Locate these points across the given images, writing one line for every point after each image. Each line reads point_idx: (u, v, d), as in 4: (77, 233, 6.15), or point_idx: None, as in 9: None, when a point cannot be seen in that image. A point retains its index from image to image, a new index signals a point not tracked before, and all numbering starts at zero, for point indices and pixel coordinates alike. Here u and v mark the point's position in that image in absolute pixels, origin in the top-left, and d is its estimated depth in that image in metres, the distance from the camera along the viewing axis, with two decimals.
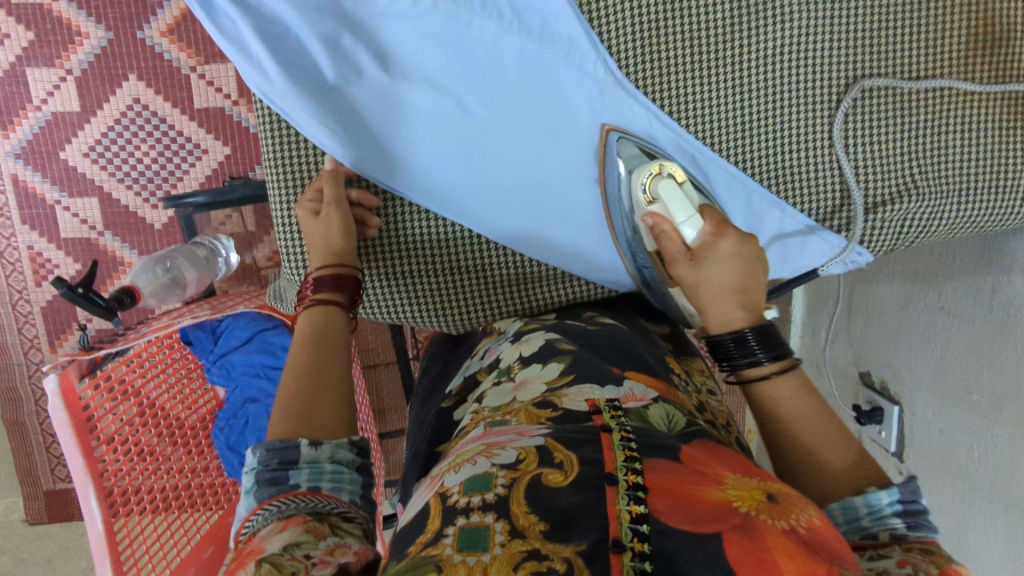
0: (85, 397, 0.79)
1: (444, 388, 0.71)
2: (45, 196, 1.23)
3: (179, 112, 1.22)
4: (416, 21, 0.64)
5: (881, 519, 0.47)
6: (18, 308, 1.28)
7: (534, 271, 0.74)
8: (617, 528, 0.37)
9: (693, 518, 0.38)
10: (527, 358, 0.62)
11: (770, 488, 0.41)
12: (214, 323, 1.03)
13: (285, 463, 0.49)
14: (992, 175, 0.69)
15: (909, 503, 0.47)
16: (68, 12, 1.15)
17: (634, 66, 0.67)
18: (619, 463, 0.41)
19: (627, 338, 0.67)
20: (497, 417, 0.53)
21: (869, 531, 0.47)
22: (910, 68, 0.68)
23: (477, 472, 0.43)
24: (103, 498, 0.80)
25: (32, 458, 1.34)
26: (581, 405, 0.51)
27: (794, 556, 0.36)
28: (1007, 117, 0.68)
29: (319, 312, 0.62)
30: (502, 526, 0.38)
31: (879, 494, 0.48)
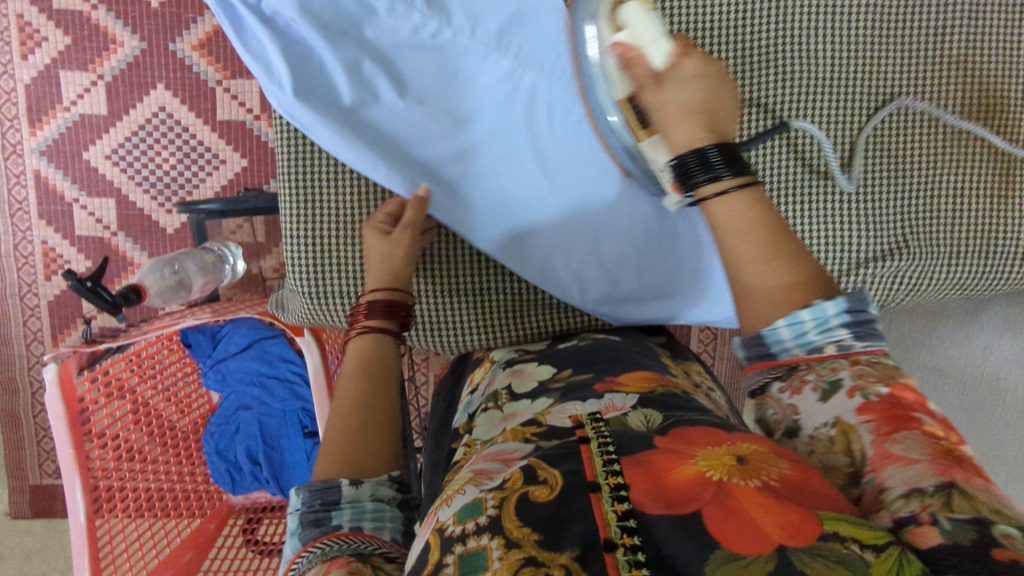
0: (81, 391, 0.80)
1: (452, 424, 0.69)
2: (64, 193, 1.26)
3: (201, 122, 1.26)
4: (433, 54, 0.68)
5: (828, 330, 0.49)
6: (25, 300, 1.30)
7: (537, 298, 0.76)
8: (607, 529, 0.39)
9: (670, 502, 0.39)
10: (517, 393, 0.63)
11: (739, 451, 0.43)
12: (215, 327, 1.03)
13: (328, 504, 0.50)
14: (976, 240, 0.72)
15: (856, 312, 0.49)
16: (105, 20, 1.20)
17: None
18: (598, 470, 0.43)
19: (614, 348, 0.69)
20: (490, 443, 0.54)
21: (818, 345, 0.49)
22: (904, 130, 0.70)
23: (468, 499, 0.44)
24: (88, 491, 0.80)
25: (24, 450, 1.35)
26: (564, 421, 0.52)
27: (768, 508, 0.38)
28: (991, 187, 0.72)
29: (370, 340, 0.63)
30: (498, 542, 0.39)
31: (826, 308, 0.48)
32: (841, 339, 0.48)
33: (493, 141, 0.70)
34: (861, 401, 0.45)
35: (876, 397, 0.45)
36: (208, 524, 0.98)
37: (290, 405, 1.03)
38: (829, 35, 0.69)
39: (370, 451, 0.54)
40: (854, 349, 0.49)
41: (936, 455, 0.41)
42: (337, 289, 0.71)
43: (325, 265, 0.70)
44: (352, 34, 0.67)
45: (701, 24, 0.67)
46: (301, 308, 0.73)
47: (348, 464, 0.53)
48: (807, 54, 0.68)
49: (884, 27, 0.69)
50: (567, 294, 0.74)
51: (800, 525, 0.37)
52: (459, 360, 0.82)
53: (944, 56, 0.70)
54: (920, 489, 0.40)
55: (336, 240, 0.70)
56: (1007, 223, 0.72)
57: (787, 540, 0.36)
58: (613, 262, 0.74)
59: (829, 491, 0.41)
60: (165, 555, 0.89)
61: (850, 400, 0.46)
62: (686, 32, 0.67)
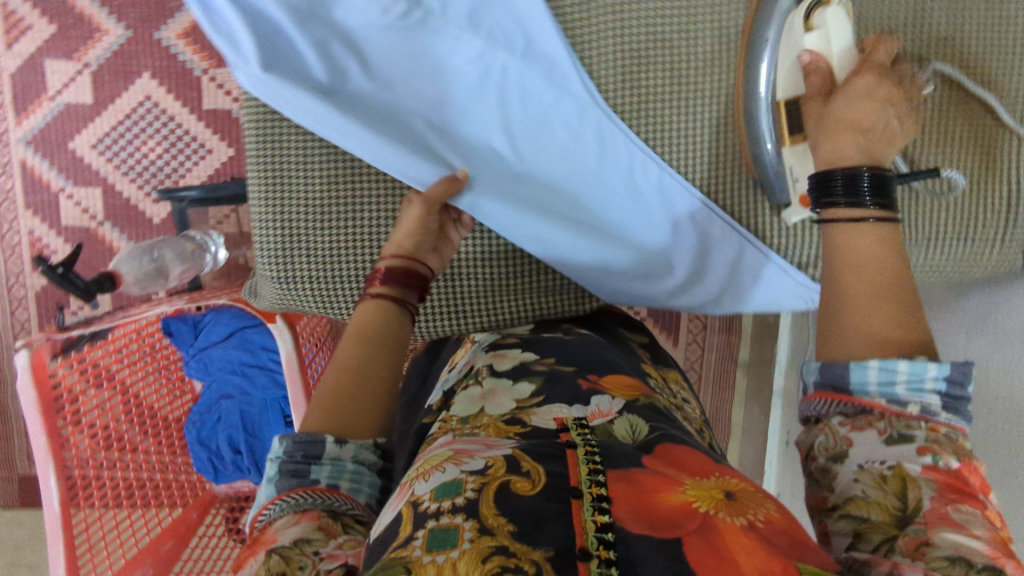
0: (56, 377, 0.80)
1: (425, 403, 0.68)
2: (50, 183, 1.26)
3: (187, 111, 1.24)
4: (402, 33, 0.67)
5: (920, 389, 0.45)
6: (13, 291, 1.30)
7: (530, 277, 0.74)
8: (584, 538, 0.37)
9: (653, 524, 0.38)
10: (499, 371, 0.61)
11: (728, 486, 0.42)
12: (196, 316, 1.02)
13: (309, 457, 0.48)
14: (957, 225, 0.68)
15: (955, 384, 0.46)
16: (91, 9, 1.20)
17: (613, 90, 0.68)
18: (583, 477, 0.41)
19: (597, 347, 0.67)
20: (466, 429, 0.52)
21: (901, 399, 0.45)
22: None
23: (447, 478, 0.43)
24: (62, 480, 0.80)
25: (14, 441, 1.34)
26: (548, 423, 0.50)
27: (754, 551, 0.36)
28: (971, 167, 0.67)
29: (373, 307, 0.59)
30: (470, 525, 0.38)
31: (926, 368, 0.45)
32: (928, 403, 0.45)
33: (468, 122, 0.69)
34: (928, 462, 0.42)
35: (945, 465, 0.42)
36: (190, 513, 0.96)
37: (271, 392, 1.03)
38: None
39: (359, 416, 0.52)
40: (937, 417, 0.45)
41: (995, 544, 0.38)
42: (306, 274, 0.70)
43: (295, 250, 0.70)
44: (325, 21, 0.67)
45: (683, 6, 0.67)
46: (271, 293, 0.72)
47: (335, 425, 0.51)
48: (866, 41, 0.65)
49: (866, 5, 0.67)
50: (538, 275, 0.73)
51: (781, 574, 0.35)
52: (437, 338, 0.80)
53: (929, 31, 0.66)
54: (968, 560, 0.36)
55: (306, 225, 0.69)
56: (997, 206, 0.67)
57: None
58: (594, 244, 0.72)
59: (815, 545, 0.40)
60: (144, 544, 0.88)
61: (917, 457, 0.42)
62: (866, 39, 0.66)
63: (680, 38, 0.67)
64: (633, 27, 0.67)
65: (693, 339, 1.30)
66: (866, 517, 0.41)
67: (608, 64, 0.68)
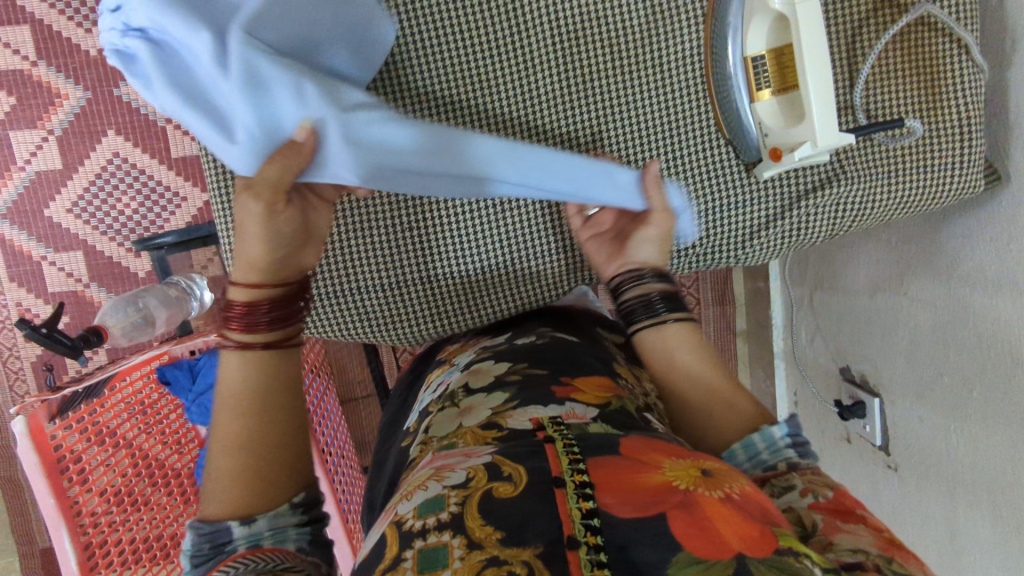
0: (55, 439, 0.81)
1: (403, 425, 0.67)
2: (31, 253, 1.24)
3: (157, 163, 1.23)
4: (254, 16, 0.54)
5: (778, 451, 0.53)
6: (8, 366, 1.26)
7: (484, 271, 0.74)
8: (570, 526, 0.36)
9: (637, 505, 0.37)
10: (473, 388, 0.57)
11: (703, 465, 0.42)
12: (191, 361, 1.03)
13: (218, 544, 0.46)
14: (916, 156, 0.68)
15: (799, 437, 0.54)
16: (47, 75, 1.17)
17: (553, 65, 0.68)
18: (565, 467, 0.39)
19: (568, 347, 0.63)
20: (445, 442, 0.49)
21: (770, 463, 0.53)
22: (841, 54, 0.68)
23: (430, 495, 0.40)
24: (77, 539, 0.80)
25: (28, 515, 1.30)
26: (525, 423, 0.47)
27: (729, 519, 0.37)
28: (920, 98, 0.67)
29: (235, 362, 0.53)
30: (459, 541, 0.35)
31: (772, 431, 0.54)
32: (790, 458, 0.52)
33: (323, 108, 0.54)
34: (811, 499, 0.47)
35: (825, 498, 0.47)
36: None
37: None
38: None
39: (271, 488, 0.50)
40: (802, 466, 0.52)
41: (882, 542, 0.42)
42: None
43: None
44: (200, 6, 0.54)
45: None
46: None
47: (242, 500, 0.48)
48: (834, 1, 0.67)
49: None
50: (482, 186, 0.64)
51: (758, 537, 0.36)
52: (421, 354, 0.80)
53: None
54: None
55: None
56: (950, 129, 0.67)
57: (747, 551, 0.35)
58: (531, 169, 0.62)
59: (779, 514, 0.41)
60: None
61: (801, 498, 0.48)
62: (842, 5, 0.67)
63: (613, 15, 0.67)
64: (564, 14, 0.67)
65: None
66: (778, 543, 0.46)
67: (543, 48, 0.68)
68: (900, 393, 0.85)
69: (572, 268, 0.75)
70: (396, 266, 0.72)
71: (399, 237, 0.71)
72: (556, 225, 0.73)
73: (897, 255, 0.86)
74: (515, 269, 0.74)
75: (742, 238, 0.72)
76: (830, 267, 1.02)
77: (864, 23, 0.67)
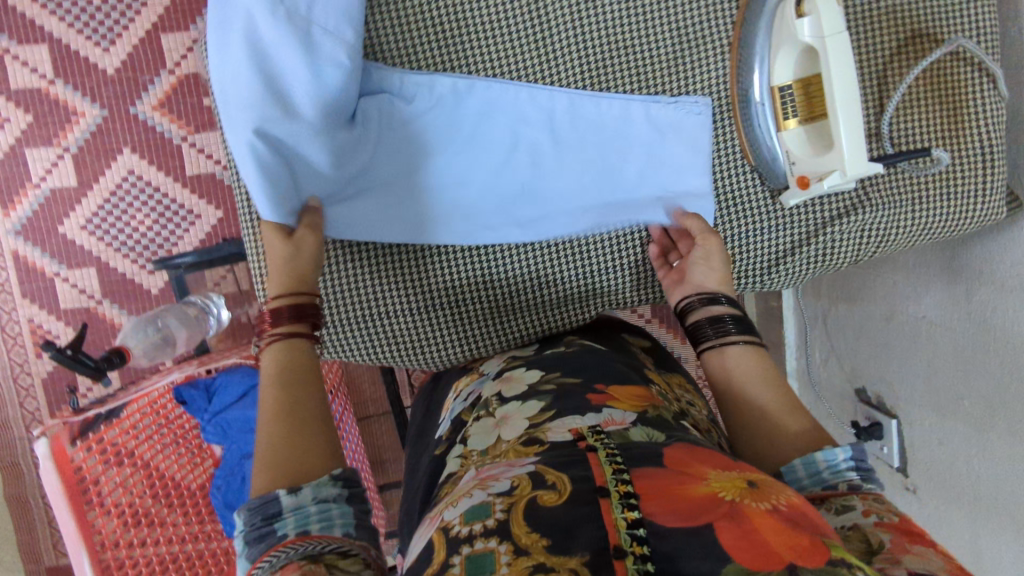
0: (77, 460, 0.81)
1: (432, 434, 0.66)
2: (44, 269, 1.22)
3: (171, 180, 1.22)
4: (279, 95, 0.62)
5: (839, 471, 0.52)
6: (19, 381, 1.25)
7: (513, 291, 0.71)
8: (616, 535, 0.35)
9: (682, 514, 0.36)
10: (507, 396, 0.57)
11: (749, 476, 0.41)
12: (207, 380, 1.05)
13: (269, 518, 0.45)
14: (938, 186, 0.69)
15: (862, 458, 0.52)
16: (65, 94, 1.17)
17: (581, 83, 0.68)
18: (608, 477, 0.39)
19: (598, 356, 0.63)
20: (486, 460, 0.48)
21: (829, 481, 0.52)
22: (870, 87, 0.69)
23: (475, 502, 0.39)
24: (96, 562, 0.80)
25: (35, 532, 1.28)
26: (564, 435, 0.46)
27: (780, 532, 0.35)
28: (941, 128, 0.68)
29: (282, 349, 0.57)
30: (506, 547, 0.35)
31: (836, 452, 0.52)
32: (851, 479, 0.51)
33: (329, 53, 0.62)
34: (875, 518, 0.46)
35: (889, 518, 0.46)
36: None
37: None
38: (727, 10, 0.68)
39: (307, 472, 0.49)
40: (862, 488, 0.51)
41: (954, 568, 0.40)
42: None
43: None
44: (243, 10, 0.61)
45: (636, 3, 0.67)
46: None
47: (285, 477, 0.48)
48: (864, 31, 0.68)
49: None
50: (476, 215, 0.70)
51: (811, 548, 0.35)
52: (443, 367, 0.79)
53: (901, 22, 0.68)
54: None
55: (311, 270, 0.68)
56: (974, 156, 0.68)
57: (797, 561, 0.34)
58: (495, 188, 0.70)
59: (833, 531, 0.39)
60: None
61: (864, 517, 0.46)
62: (869, 36, 0.68)
63: (641, 39, 0.68)
64: (594, 40, 0.67)
65: None
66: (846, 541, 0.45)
67: (572, 74, 0.68)
68: (920, 412, 0.85)
69: (603, 287, 0.73)
70: (424, 286, 0.70)
71: (427, 256, 0.70)
72: (596, 249, 0.71)
73: (916, 274, 0.86)
74: (551, 289, 0.72)
75: (768, 263, 0.72)
76: (847, 286, 1.03)
77: (893, 60, 0.68)
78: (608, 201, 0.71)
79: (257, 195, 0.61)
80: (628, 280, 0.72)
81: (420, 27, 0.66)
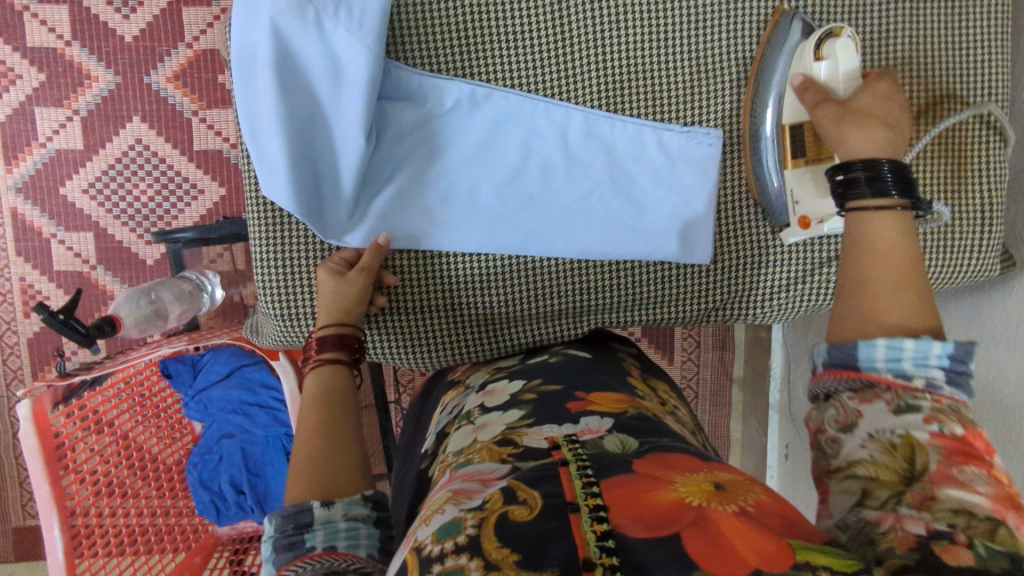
0: (57, 425, 0.81)
1: (421, 447, 0.66)
2: (41, 229, 1.22)
3: (178, 153, 1.22)
4: (298, 90, 0.63)
5: (925, 367, 0.45)
6: (4, 339, 1.24)
7: (511, 303, 0.72)
8: (587, 549, 0.35)
9: (648, 523, 0.36)
10: (488, 407, 0.58)
11: (717, 478, 0.41)
12: (195, 357, 1.05)
13: (300, 527, 0.47)
14: (936, 239, 0.70)
15: (957, 362, 0.45)
16: (80, 56, 1.17)
17: (597, 102, 0.69)
18: (579, 491, 0.39)
19: (583, 364, 0.64)
20: (462, 459, 0.49)
21: (908, 373, 0.45)
22: None
23: (447, 519, 0.39)
24: (67, 530, 0.80)
25: (4, 492, 1.27)
26: (541, 442, 0.47)
27: (747, 535, 0.35)
28: (946, 183, 0.69)
29: (326, 372, 0.62)
30: (476, 563, 0.35)
31: (931, 346, 0.45)
32: (933, 377, 0.44)
33: (349, 47, 0.62)
34: (935, 429, 0.41)
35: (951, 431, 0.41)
36: (194, 558, 0.96)
37: (273, 430, 1.03)
38: (756, 38, 0.69)
39: (338, 488, 0.52)
40: (941, 391, 0.44)
41: (996, 498, 0.38)
42: (305, 311, 0.69)
43: (298, 292, 0.69)
44: None
45: (660, 26, 0.68)
46: (273, 332, 0.72)
47: (322, 492, 0.51)
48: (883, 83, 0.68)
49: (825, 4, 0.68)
50: (483, 219, 0.70)
51: (777, 553, 0.34)
52: (433, 377, 0.79)
53: (919, 78, 0.69)
54: None
55: (308, 265, 0.68)
56: (972, 211, 0.70)
57: (764, 567, 0.33)
58: (505, 195, 0.70)
59: (809, 527, 0.38)
60: (172, 568, 0.92)
61: (923, 425, 0.42)
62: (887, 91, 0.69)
63: (659, 65, 0.69)
64: (612, 62, 0.68)
65: (687, 357, 1.28)
66: (874, 475, 0.41)
67: (590, 91, 0.69)
68: None
69: (599, 305, 0.73)
70: (423, 290, 0.70)
71: (428, 261, 0.70)
72: (591, 265, 0.71)
73: None
74: (546, 304, 0.72)
75: (764, 296, 0.73)
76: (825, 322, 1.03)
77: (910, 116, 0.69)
78: (614, 219, 0.71)
79: (276, 186, 0.64)
80: (623, 298, 0.73)
81: (442, 30, 0.66)
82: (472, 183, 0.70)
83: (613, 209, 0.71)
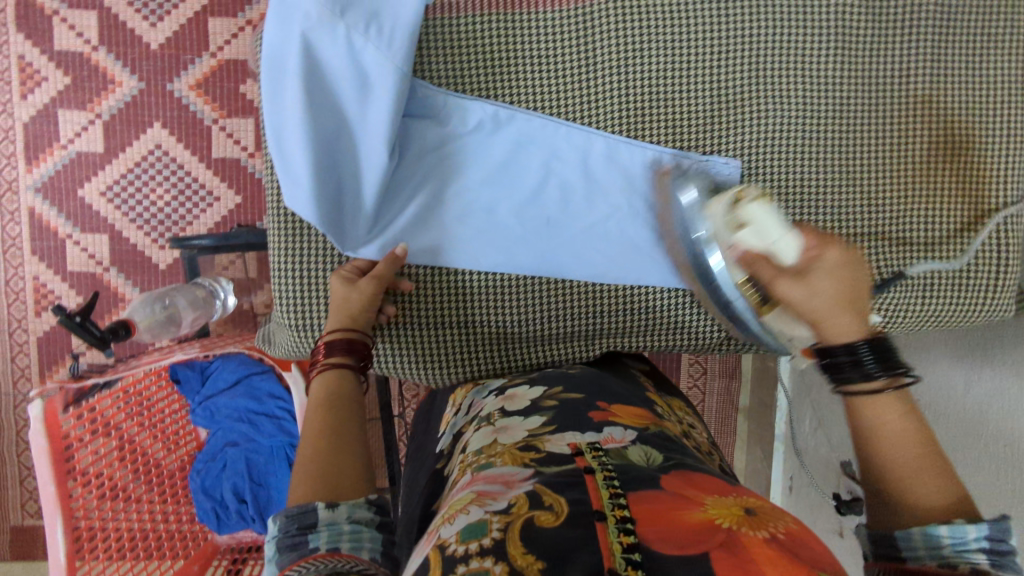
0: (67, 426, 0.81)
1: (433, 448, 0.66)
2: (58, 229, 1.23)
3: (196, 160, 1.23)
4: (323, 104, 0.64)
5: (964, 550, 0.43)
6: (15, 336, 1.25)
7: (526, 322, 0.72)
8: (611, 559, 0.35)
9: (679, 542, 0.36)
10: (510, 411, 0.58)
11: (746, 504, 0.40)
12: (204, 363, 1.05)
13: (304, 528, 0.47)
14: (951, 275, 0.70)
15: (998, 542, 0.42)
16: (106, 61, 1.19)
17: (617, 128, 0.70)
18: (606, 501, 0.39)
19: (598, 376, 0.64)
20: (483, 460, 0.49)
21: (948, 560, 0.43)
22: (898, 174, 0.71)
23: (472, 519, 0.39)
24: (69, 531, 0.80)
25: (5, 490, 1.27)
26: (563, 447, 0.47)
27: (775, 561, 0.34)
28: (960, 218, 0.71)
29: (332, 376, 0.61)
30: (501, 569, 0.35)
31: (966, 529, 0.43)
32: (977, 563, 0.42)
33: (378, 65, 0.64)
34: None
35: None
36: (191, 566, 0.95)
37: (278, 440, 1.03)
38: (783, 67, 0.69)
39: (343, 491, 0.51)
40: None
41: None
42: (318, 321, 0.69)
43: (314, 300, 0.69)
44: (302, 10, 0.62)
45: (684, 55, 0.69)
46: (287, 342, 0.72)
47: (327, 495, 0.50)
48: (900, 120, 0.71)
49: (846, 41, 0.70)
50: (502, 238, 0.70)
51: None
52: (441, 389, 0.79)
53: (935, 117, 0.71)
54: None
55: (325, 273, 0.69)
56: (988, 250, 0.71)
57: None
58: (522, 215, 0.71)
59: (833, 562, 0.38)
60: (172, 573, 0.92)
61: None
62: (903, 127, 0.71)
63: (681, 94, 0.69)
64: (635, 88, 0.69)
65: (694, 383, 1.28)
66: None
67: (611, 116, 0.70)
68: None
69: (612, 329, 0.73)
70: (440, 304, 0.71)
71: (447, 274, 0.70)
72: (607, 287, 0.72)
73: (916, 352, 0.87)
74: (560, 326, 0.72)
75: None
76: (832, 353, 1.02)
77: (925, 152, 0.71)
78: (630, 244, 0.72)
79: (299, 198, 0.64)
80: (637, 323, 0.73)
81: (469, 52, 0.68)
82: (491, 202, 0.71)
83: (630, 234, 0.72)
